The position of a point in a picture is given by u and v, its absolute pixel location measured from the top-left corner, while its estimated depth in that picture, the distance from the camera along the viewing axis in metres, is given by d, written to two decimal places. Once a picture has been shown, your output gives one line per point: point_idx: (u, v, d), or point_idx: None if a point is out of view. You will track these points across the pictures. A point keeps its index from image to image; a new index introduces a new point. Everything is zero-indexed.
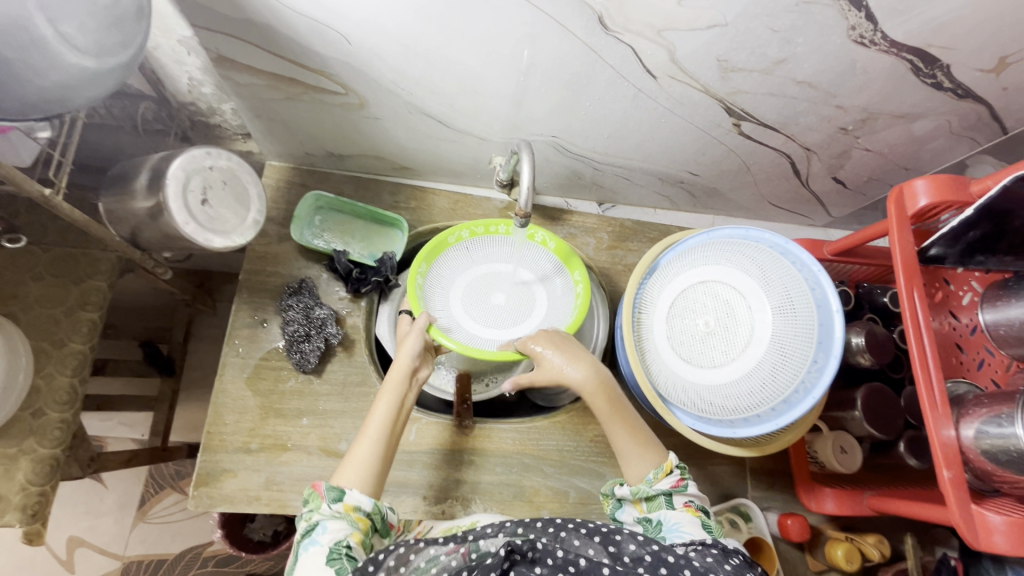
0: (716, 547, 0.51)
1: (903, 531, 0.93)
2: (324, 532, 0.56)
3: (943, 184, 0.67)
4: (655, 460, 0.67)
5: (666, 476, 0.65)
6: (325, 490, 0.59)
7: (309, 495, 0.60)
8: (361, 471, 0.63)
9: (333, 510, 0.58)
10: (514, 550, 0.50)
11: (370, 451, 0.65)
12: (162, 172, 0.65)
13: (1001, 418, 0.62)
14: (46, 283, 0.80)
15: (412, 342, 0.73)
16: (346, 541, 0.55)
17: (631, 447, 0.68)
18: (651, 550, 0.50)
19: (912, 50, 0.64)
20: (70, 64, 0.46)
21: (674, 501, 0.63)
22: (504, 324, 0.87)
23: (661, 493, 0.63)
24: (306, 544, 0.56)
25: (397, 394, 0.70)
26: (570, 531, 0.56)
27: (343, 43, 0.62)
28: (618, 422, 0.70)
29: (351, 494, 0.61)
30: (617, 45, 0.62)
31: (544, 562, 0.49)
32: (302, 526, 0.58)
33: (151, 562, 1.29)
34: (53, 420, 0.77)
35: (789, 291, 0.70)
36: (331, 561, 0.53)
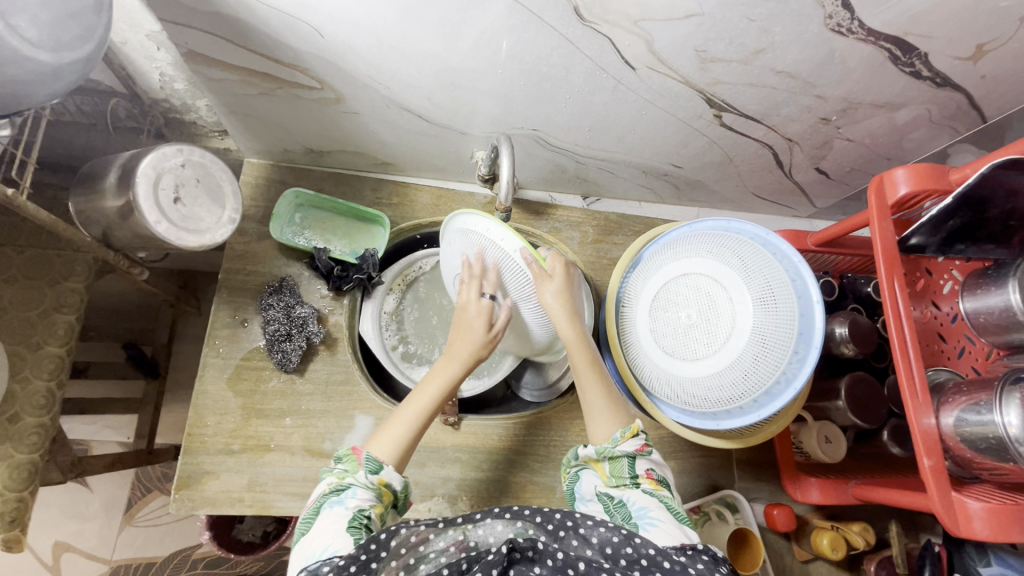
0: (706, 555, 0.50)
1: (887, 518, 0.94)
2: (352, 496, 0.57)
3: (924, 173, 0.67)
4: (621, 422, 0.68)
5: (631, 438, 0.65)
6: (364, 459, 0.61)
7: (345, 457, 0.62)
8: (390, 444, 0.64)
9: (368, 481, 0.59)
10: (515, 548, 0.47)
11: (407, 425, 0.66)
12: (131, 170, 0.63)
13: (980, 406, 0.62)
14: (19, 285, 0.79)
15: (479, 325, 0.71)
16: (367, 511, 0.56)
17: (602, 407, 0.69)
18: (648, 554, 0.49)
19: (889, 38, 0.63)
20: (27, 59, 0.45)
21: (635, 465, 0.63)
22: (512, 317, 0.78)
23: (624, 454, 0.64)
24: (332, 502, 0.56)
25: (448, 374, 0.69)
26: (568, 531, 0.52)
27: (316, 37, 0.61)
28: (596, 375, 0.70)
29: (387, 469, 0.61)
30: (594, 36, 0.61)
31: (544, 563, 0.47)
32: (333, 481, 0.59)
33: (139, 565, 1.28)
34: (30, 424, 0.76)
35: (770, 282, 0.67)
36: (352, 528, 0.53)
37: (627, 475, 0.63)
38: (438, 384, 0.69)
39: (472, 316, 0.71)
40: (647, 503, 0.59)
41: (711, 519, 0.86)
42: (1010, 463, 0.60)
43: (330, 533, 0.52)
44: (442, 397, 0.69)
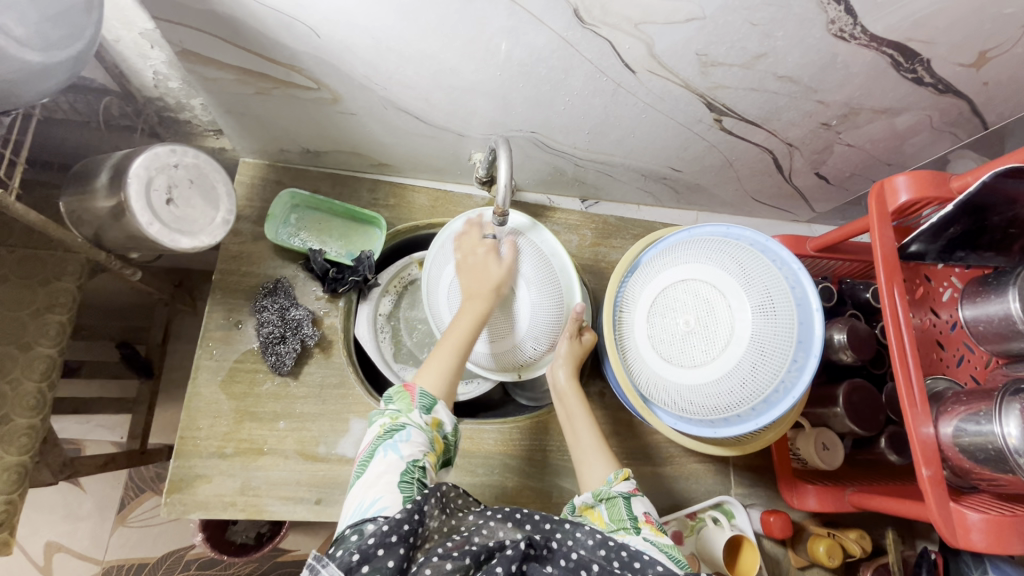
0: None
1: (884, 526, 0.94)
2: (406, 441, 0.57)
3: (924, 180, 0.67)
4: (612, 465, 0.70)
5: (623, 481, 0.65)
6: (419, 398, 0.61)
7: (398, 395, 0.62)
8: (438, 379, 0.65)
9: (421, 420, 0.60)
10: (531, 545, 0.50)
11: (450, 360, 0.67)
12: (123, 170, 0.62)
13: (980, 416, 0.62)
14: (11, 285, 0.78)
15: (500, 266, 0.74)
16: (421, 462, 0.56)
17: (595, 450, 0.72)
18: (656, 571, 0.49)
19: (892, 44, 0.63)
20: (14, 59, 0.44)
21: (632, 506, 0.63)
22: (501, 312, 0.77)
23: (620, 495, 0.64)
24: (386, 447, 0.56)
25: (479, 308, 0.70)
26: (579, 536, 0.53)
27: (312, 36, 0.60)
28: (587, 422, 0.75)
29: (438, 409, 0.62)
30: (594, 39, 0.60)
31: (555, 563, 0.50)
32: (387, 421, 0.59)
33: (132, 566, 1.27)
34: (20, 426, 0.75)
35: (769, 290, 0.66)
36: (404, 484, 0.53)
37: (627, 517, 0.61)
38: (466, 319, 0.70)
39: (486, 259, 0.74)
40: (647, 548, 0.57)
41: (707, 525, 0.86)
42: (1009, 475, 0.59)
43: (381, 484, 0.53)
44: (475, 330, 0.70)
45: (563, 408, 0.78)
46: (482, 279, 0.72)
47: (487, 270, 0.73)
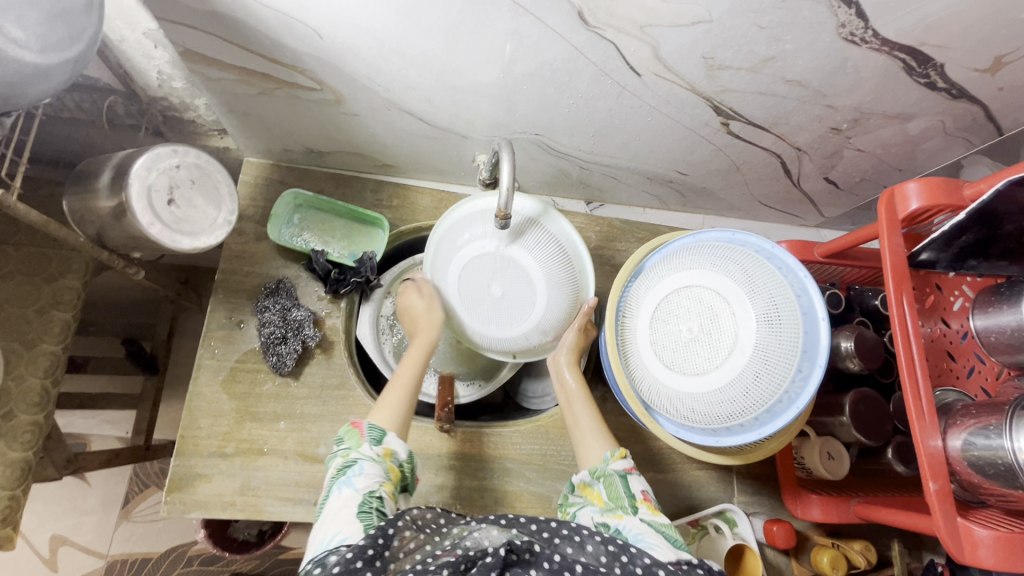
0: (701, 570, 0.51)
1: (890, 537, 0.92)
2: (360, 474, 0.57)
3: (936, 187, 0.65)
4: (608, 442, 0.71)
5: (620, 459, 0.67)
6: (367, 431, 0.62)
7: (349, 432, 0.63)
8: (390, 415, 0.66)
9: (373, 452, 0.61)
10: (512, 550, 0.48)
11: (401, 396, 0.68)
12: (126, 170, 0.62)
13: (990, 430, 0.60)
14: (15, 282, 0.78)
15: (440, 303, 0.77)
16: (377, 492, 0.56)
17: (592, 430, 0.72)
18: (644, 563, 0.49)
19: (904, 49, 0.61)
20: (12, 60, 0.43)
21: (630, 484, 0.64)
22: (514, 307, 0.74)
23: (616, 472, 0.65)
24: (341, 483, 0.57)
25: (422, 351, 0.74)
26: (563, 538, 0.52)
27: (314, 37, 0.60)
28: (587, 404, 0.76)
29: (390, 439, 0.63)
30: (599, 41, 0.59)
31: (540, 566, 0.48)
32: (340, 460, 0.60)
33: (135, 561, 1.28)
34: (23, 422, 0.76)
35: (774, 298, 0.66)
36: (361, 513, 0.53)
37: (625, 496, 0.63)
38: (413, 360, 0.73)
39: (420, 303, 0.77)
40: (643, 530, 0.58)
41: (709, 534, 0.85)
42: (1020, 491, 0.58)
43: (339, 517, 0.53)
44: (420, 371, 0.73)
45: (563, 388, 0.78)
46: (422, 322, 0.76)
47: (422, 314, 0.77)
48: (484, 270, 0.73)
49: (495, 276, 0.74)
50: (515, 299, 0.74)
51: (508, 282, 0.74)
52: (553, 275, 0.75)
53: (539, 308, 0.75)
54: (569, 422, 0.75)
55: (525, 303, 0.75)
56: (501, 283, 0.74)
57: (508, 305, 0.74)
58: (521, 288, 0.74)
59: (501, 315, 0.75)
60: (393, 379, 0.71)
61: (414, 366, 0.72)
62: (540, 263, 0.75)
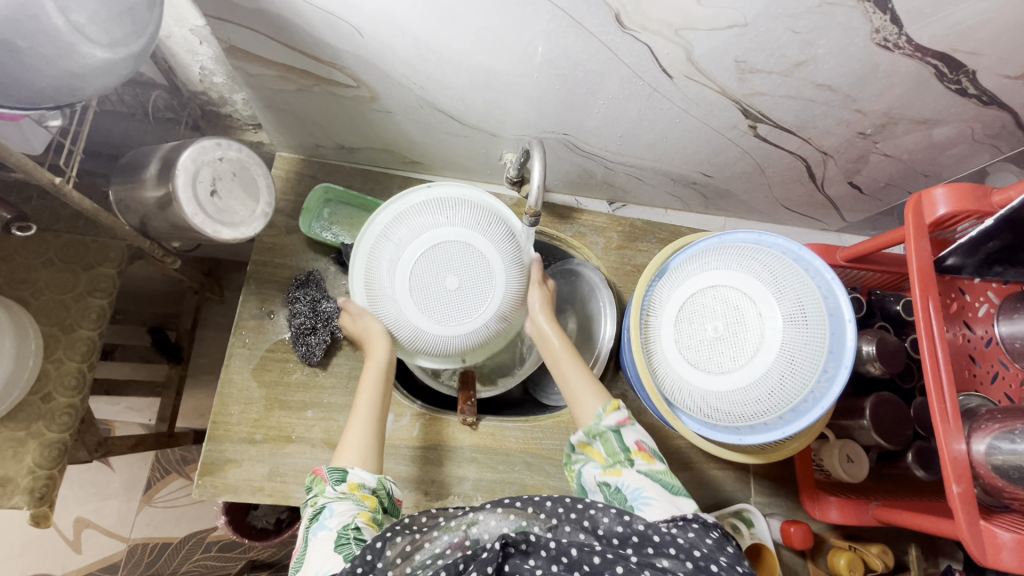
0: (697, 523, 0.53)
1: (907, 541, 0.93)
2: (332, 515, 0.57)
3: (964, 194, 0.65)
4: (603, 397, 0.71)
5: (614, 412, 0.67)
6: (328, 474, 0.61)
7: (312, 481, 0.61)
8: (357, 458, 0.65)
9: (338, 491, 0.60)
10: (508, 542, 0.48)
11: (367, 437, 0.67)
12: (172, 162, 0.64)
13: (1015, 434, 0.61)
14: (56, 269, 0.81)
15: (377, 322, 0.76)
16: (354, 522, 0.56)
17: (585, 386, 0.73)
18: (639, 530, 0.52)
19: (936, 55, 0.62)
20: (83, 55, 0.46)
21: (624, 438, 0.65)
22: (471, 298, 0.75)
23: (609, 429, 0.66)
24: (315, 530, 0.56)
25: (376, 386, 0.72)
26: (562, 519, 0.54)
27: (355, 35, 0.61)
28: (576, 362, 0.76)
29: (354, 474, 0.62)
30: (633, 44, 0.61)
31: (538, 554, 0.49)
32: (310, 510, 0.59)
33: (156, 545, 1.31)
34: (61, 405, 0.78)
35: (802, 300, 0.67)
36: (340, 547, 0.53)
37: (621, 452, 0.64)
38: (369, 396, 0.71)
39: (374, 329, 0.75)
40: (641, 484, 0.60)
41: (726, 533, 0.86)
42: None
43: (319, 558, 0.53)
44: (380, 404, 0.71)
45: (551, 352, 0.79)
46: (375, 351, 0.74)
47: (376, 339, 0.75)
48: (437, 261, 0.73)
49: (449, 267, 0.74)
50: (471, 287, 0.75)
51: (462, 272, 0.74)
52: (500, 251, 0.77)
53: (493, 288, 0.76)
54: (559, 383, 0.76)
55: (482, 287, 0.76)
56: (456, 276, 0.74)
57: (467, 294, 0.75)
58: (474, 273, 0.75)
59: (461, 304, 0.75)
60: (354, 411, 0.70)
61: (371, 399, 0.71)
62: (487, 241, 0.76)
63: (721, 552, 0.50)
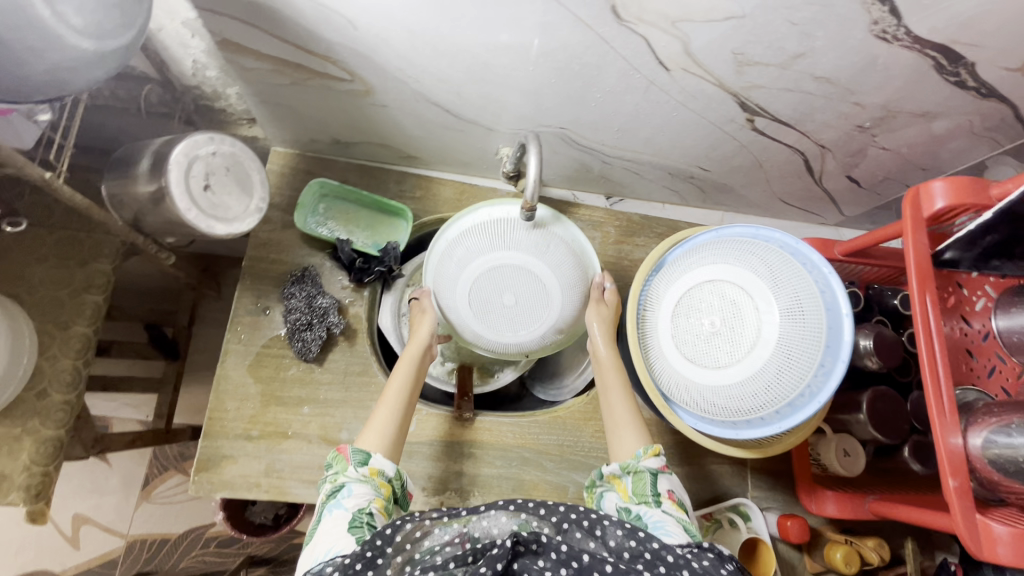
0: (711, 553, 0.51)
1: (903, 535, 0.93)
2: (349, 496, 0.57)
3: (962, 186, 0.65)
4: (644, 439, 0.69)
5: (653, 457, 0.66)
6: (352, 454, 0.62)
7: (335, 458, 0.62)
8: (380, 437, 0.65)
9: (359, 474, 0.60)
10: (519, 541, 0.48)
11: (396, 417, 0.68)
12: (164, 157, 0.64)
13: (1012, 428, 0.61)
14: (50, 265, 0.80)
15: (428, 324, 0.77)
16: (368, 508, 0.56)
17: (628, 424, 0.71)
18: (652, 547, 0.50)
19: (936, 46, 0.61)
20: (71, 47, 0.45)
21: (658, 483, 0.63)
22: (528, 315, 0.76)
23: (647, 470, 0.64)
24: (331, 506, 0.57)
25: (413, 365, 0.73)
26: (573, 524, 0.53)
27: (349, 29, 0.61)
28: (624, 394, 0.74)
29: (376, 460, 0.62)
30: (630, 36, 0.60)
31: (547, 556, 0.48)
32: (329, 486, 0.60)
33: (154, 541, 1.32)
34: (56, 402, 0.78)
35: (798, 293, 0.67)
36: (353, 528, 0.53)
37: (650, 493, 0.62)
38: (404, 376, 0.72)
39: (424, 320, 0.78)
40: (664, 518, 0.60)
41: (723, 526, 0.85)
42: None
43: (332, 534, 0.53)
44: (411, 387, 0.72)
45: (602, 378, 0.76)
46: (419, 334, 0.76)
47: (424, 326, 0.77)
48: (496, 278, 0.75)
49: (506, 286, 0.75)
50: (528, 305, 0.76)
51: (519, 289, 0.75)
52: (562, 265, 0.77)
53: (555, 302, 0.77)
54: (603, 412, 0.74)
55: (538, 303, 0.76)
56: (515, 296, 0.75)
57: (525, 310, 0.76)
58: (532, 292, 0.76)
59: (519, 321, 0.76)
60: (382, 397, 0.70)
61: (403, 381, 0.71)
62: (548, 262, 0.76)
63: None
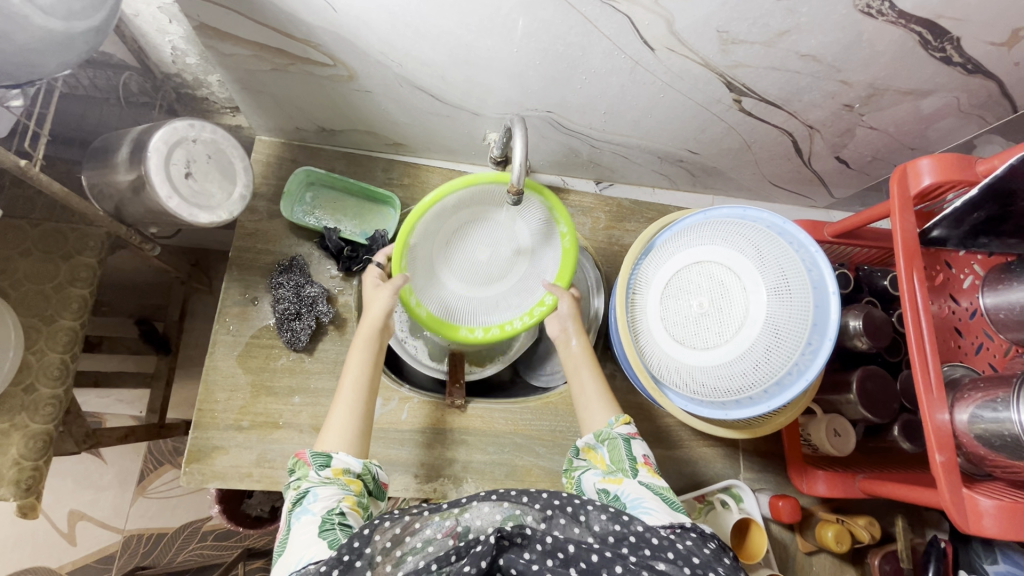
0: (695, 533, 0.52)
1: (894, 514, 0.94)
2: (315, 500, 0.56)
3: (948, 164, 0.65)
4: (613, 410, 0.71)
5: (624, 424, 0.67)
6: (312, 458, 0.60)
7: (295, 464, 0.61)
8: (344, 437, 0.64)
9: (322, 476, 0.59)
10: (503, 536, 0.48)
11: (356, 416, 0.66)
12: (143, 144, 0.63)
13: (996, 403, 0.61)
14: (34, 258, 0.79)
15: (384, 299, 0.72)
16: (337, 508, 0.55)
17: (597, 397, 0.73)
18: (636, 530, 0.50)
19: (921, 21, 0.61)
20: (37, 28, 0.45)
21: (632, 448, 0.64)
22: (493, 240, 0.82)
23: (620, 436, 0.66)
24: (298, 514, 0.55)
25: (369, 352, 0.71)
26: (558, 510, 0.53)
27: (328, 11, 0.60)
28: (593, 372, 0.75)
29: (338, 459, 0.61)
30: (614, 14, 0.59)
31: (533, 548, 0.48)
32: (291, 494, 0.58)
33: (151, 535, 1.31)
34: (44, 396, 0.77)
35: (785, 271, 0.68)
36: (325, 532, 0.53)
37: (626, 459, 0.63)
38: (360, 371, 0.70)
39: (379, 299, 0.72)
40: (641, 494, 0.59)
41: (714, 508, 0.85)
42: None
43: (303, 544, 0.52)
44: (370, 377, 0.70)
45: (569, 356, 0.78)
46: (370, 317, 0.72)
47: (377, 307, 0.72)
48: (475, 267, 0.82)
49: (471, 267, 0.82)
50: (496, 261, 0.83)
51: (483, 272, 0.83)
52: (542, 272, 0.83)
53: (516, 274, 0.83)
54: (574, 388, 0.75)
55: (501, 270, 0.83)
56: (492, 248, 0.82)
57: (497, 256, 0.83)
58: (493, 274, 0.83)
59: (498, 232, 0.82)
60: (338, 392, 0.68)
61: (359, 378, 0.69)
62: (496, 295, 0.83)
63: (717, 561, 0.49)
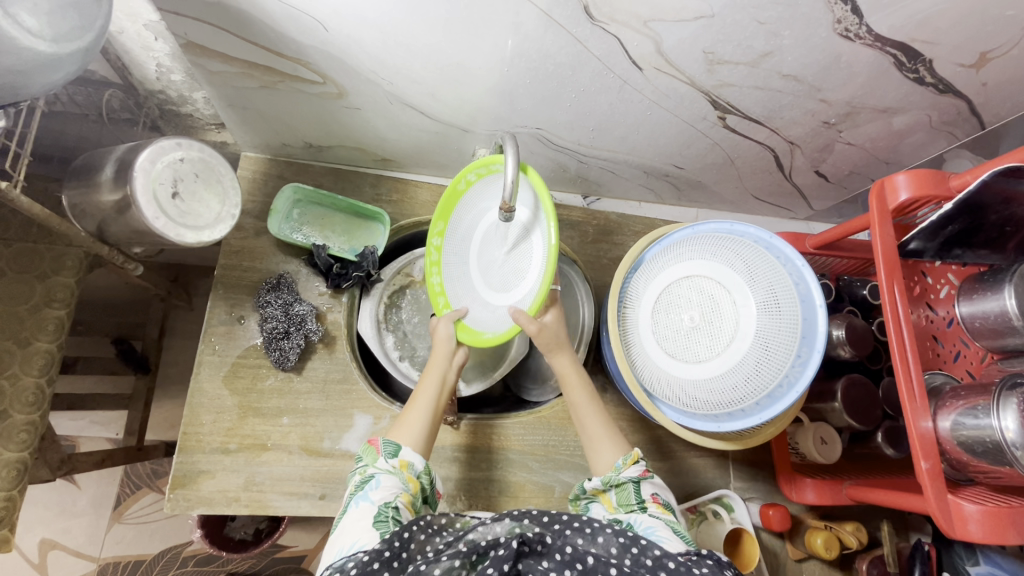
0: (710, 560, 0.49)
1: (880, 519, 0.96)
2: (376, 488, 0.56)
3: (924, 178, 0.67)
4: (621, 449, 0.68)
5: (632, 465, 0.64)
6: (382, 446, 0.61)
7: (365, 450, 0.62)
8: (412, 438, 0.64)
9: (389, 465, 0.59)
10: (524, 542, 0.49)
11: (426, 422, 0.66)
12: (129, 163, 0.62)
13: (977, 410, 0.63)
14: (7, 280, 0.76)
15: (446, 328, 0.72)
16: (393, 502, 0.55)
17: (604, 436, 0.69)
18: (653, 554, 0.49)
19: (896, 44, 0.64)
20: (25, 49, 0.45)
21: (641, 490, 0.62)
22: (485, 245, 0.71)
23: (629, 480, 0.63)
24: (357, 499, 0.56)
25: (440, 369, 0.70)
26: (574, 529, 0.52)
27: (320, 30, 0.60)
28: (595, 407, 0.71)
29: (406, 451, 0.61)
30: (603, 36, 0.60)
31: (552, 557, 0.49)
32: (358, 478, 0.59)
33: (128, 563, 1.26)
34: (19, 422, 0.74)
35: (774, 287, 0.70)
36: (378, 523, 0.53)
37: (635, 501, 0.61)
38: (432, 386, 0.69)
39: (443, 325, 0.72)
40: (653, 523, 0.58)
41: (707, 519, 0.86)
42: (1006, 467, 0.61)
43: (356, 529, 0.53)
44: (442, 394, 0.69)
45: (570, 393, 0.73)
46: (439, 339, 0.72)
47: (441, 331, 0.72)
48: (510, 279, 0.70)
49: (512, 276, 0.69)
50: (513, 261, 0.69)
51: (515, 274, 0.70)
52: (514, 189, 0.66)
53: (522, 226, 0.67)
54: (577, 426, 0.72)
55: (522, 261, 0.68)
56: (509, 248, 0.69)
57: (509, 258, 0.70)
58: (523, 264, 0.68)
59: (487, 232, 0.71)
60: (411, 401, 0.68)
61: (430, 389, 0.69)
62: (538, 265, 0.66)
63: None
